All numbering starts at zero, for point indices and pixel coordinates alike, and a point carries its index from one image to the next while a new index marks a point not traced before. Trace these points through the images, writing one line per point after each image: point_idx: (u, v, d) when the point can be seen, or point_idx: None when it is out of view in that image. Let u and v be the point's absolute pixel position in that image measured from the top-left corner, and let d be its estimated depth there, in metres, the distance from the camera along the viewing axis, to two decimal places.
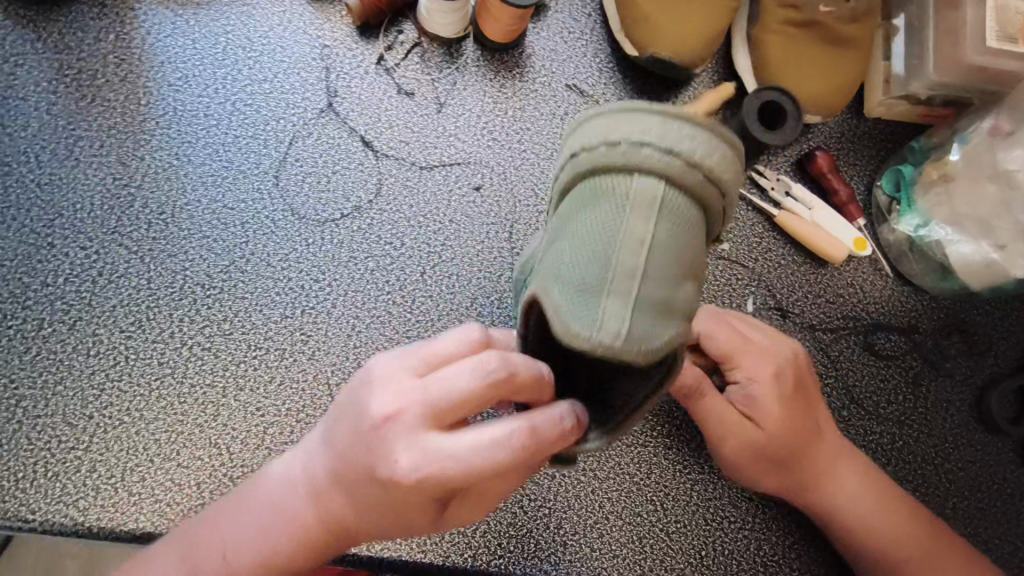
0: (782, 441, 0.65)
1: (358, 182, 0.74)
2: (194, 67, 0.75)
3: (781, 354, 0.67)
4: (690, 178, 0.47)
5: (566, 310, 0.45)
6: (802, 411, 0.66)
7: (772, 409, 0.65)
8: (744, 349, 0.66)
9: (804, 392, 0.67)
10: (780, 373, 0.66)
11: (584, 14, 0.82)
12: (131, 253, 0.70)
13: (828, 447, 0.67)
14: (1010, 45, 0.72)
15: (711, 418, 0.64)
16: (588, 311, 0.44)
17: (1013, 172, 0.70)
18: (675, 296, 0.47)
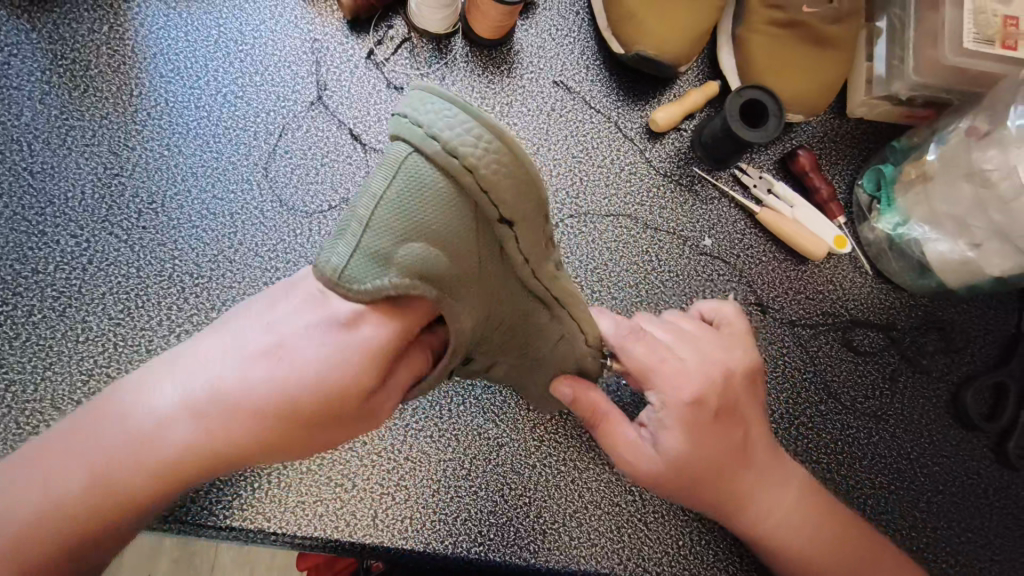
0: (694, 470, 0.59)
1: (345, 175, 0.76)
2: (186, 59, 0.76)
3: (708, 374, 0.60)
4: (496, 201, 0.47)
5: (367, 241, 0.47)
6: (726, 438, 0.60)
7: (685, 439, 0.58)
8: (662, 366, 0.60)
9: (731, 416, 0.61)
10: (701, 400, 0.59)
11: (572, 12, 0.83)
12: (120, 242, 0.71)
13: (748, 470, 0.61)
14: (987, 46, 0.71)
15: (616, 443, 0.60)
16: (377, 264, 0.48)
17: (986, 172, 0.69)
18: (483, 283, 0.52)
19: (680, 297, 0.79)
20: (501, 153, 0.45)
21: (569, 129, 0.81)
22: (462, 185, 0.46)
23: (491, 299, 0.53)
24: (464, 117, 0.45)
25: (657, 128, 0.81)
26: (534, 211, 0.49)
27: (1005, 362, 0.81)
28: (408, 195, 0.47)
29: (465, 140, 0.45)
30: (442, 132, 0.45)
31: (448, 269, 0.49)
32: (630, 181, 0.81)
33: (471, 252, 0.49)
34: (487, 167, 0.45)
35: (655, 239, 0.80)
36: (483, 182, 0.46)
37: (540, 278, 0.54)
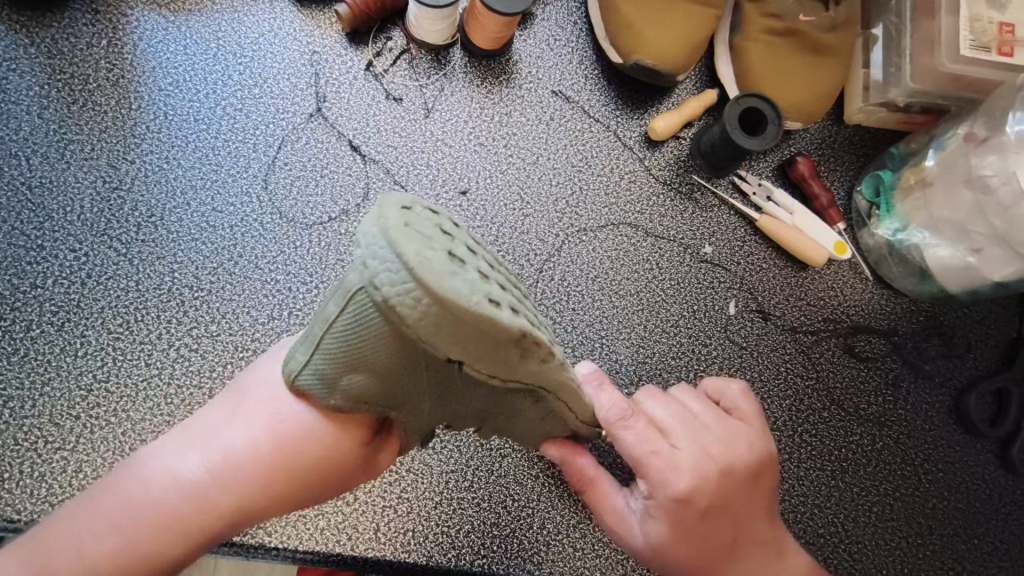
0: (683, 561, 0.59)
1: (344, 187, 0.76)
2: (185, 72, 0.76)
3: (702, 472, 0.57)
4: (434, 350, 0.42)
5: (314, 362, 0.47)
6: (715, 530, 0.58)
7: (670, 534, 0.58)
8: (651, 463, 0.57)
9: (726, 510, 0.58)
10: (688, 500, 0.56)
11: (570, 22, 0.83)
12: (119, 256, 0.71)
13: (748, 554, 0.60)
14: (984, 53, 0.71)
15: (603, 514, 0.62)
16: (322, 384, 0.48)
17: (987, 179, 0.68)
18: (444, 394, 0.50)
19: (680, 305, 0.79)
20: (429, 310, 0.40)
21: (568, 138, 0.81)
22: (401, 332, 0.42)
23: (453, 404, 0.51)
24: (400, 274, 0.40)
25: (656, 136, 0.81)
26: (486, 349, 0.43)
27: (1006, 368, 0.81)
28: (348, 331, 0.44)
29: (403, 300, 0.40)
30: (380, 284, 0.41)
31: (391, 393, 0.48)
32: (629, 189, 0.81)
33: (414, 380, 0.47)
34: (418, 324, 0.41)
35: (655, 248, 0.80)
36: (417, 336, 0.41)
37: (516, 378, 0.47)
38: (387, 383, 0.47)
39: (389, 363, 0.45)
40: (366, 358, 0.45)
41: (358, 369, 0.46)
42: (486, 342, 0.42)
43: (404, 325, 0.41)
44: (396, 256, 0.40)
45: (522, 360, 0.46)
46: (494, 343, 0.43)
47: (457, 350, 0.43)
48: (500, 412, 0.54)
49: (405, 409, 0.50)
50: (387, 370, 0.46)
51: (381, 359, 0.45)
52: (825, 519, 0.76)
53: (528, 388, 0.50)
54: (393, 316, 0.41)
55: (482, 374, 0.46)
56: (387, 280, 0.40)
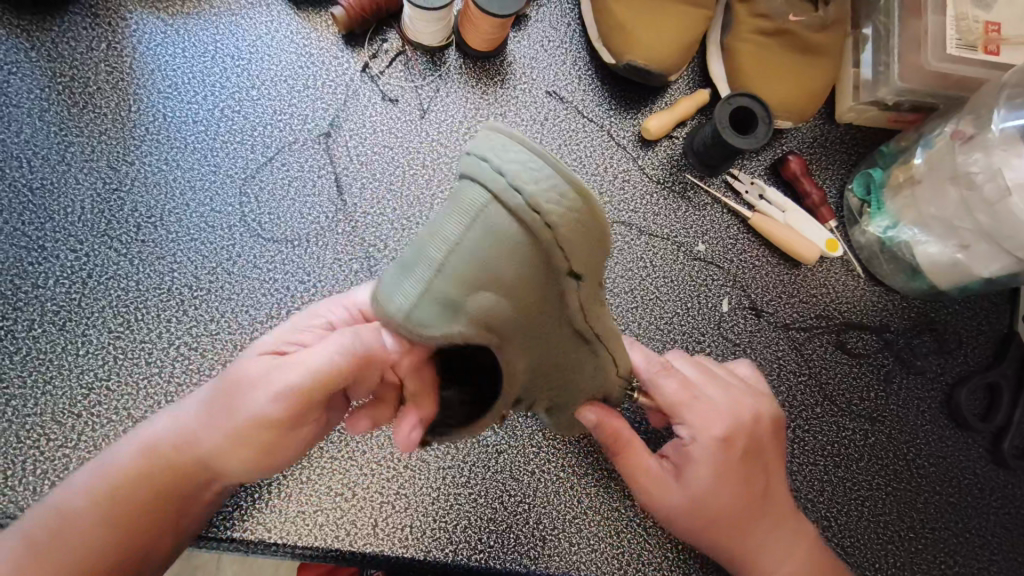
0: (718, 510, 0.62)
1: (341, 187, 0.77)
2: (184, 74, 0.77)
3: (738, 416, 0.63)
4: (568, 253, 0.45)
5: (430, 287, 0.45)
6: (750, 475, 0.62)
7: (710, 478, 0.61)
8: (695, 405, 0.62)
9: (758, 458, 0.63)
10: (730, 440, 0.61)
11: (563, 23, 0.84)
12: (119, 256, 0.72)
13: (768, 516, 0.64)
14: (971, 51, 0.72)
15: (641, 476, 0.63)
16: (441, 314, 0.46)
17: (971, 177, 0.68)
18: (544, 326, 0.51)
19: (674, 303, 0.80)
20: (570, 203, 0.44)
21: (562, 137, 0.82)
22: (535, 237, 0.44)
23: (537, 353, 0.53)
24: (542, 169, 0.43)
25: (649, 136, 0.82)
26: (596, 257, 0.49)
27: (997, 363, 0.82)
28: (479, 244, 0.44)
29: (545, 194, 0.43)
30: (519, 181, 0.43)
31: (503, 324, 0.48)
32: (623, 188, 0.82)
33: (527, 314, 0.49)
34: (562, 219, 0.44)
35: (649, 246, 0.81)
36: (559, 236, 0.44)
37: (588, 321, 0.53)
38: (512, 308, 0.47)
39: (520, 281, 0.46)
40: (502, 272, 0.45)
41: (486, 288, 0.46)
42: (598, 240, 0.47)
43: (542, 222, 0.43)
44: (534, 153, 0.43)
45: (599, 286, 0.52)
46: (600, 245, 0.48)
47: (582, 250, 0.46)
48: (564, 368, 0.57)
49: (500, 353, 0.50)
50: (515, 291, 0.47)
51: (514, 275, 0.46)
52: (819, 512, 0.77)
53: (595, 333, 0.55)
54: (530, 219, 0.43)
55: (581, 297, 0.50)
56: (528, 176, 0.43)
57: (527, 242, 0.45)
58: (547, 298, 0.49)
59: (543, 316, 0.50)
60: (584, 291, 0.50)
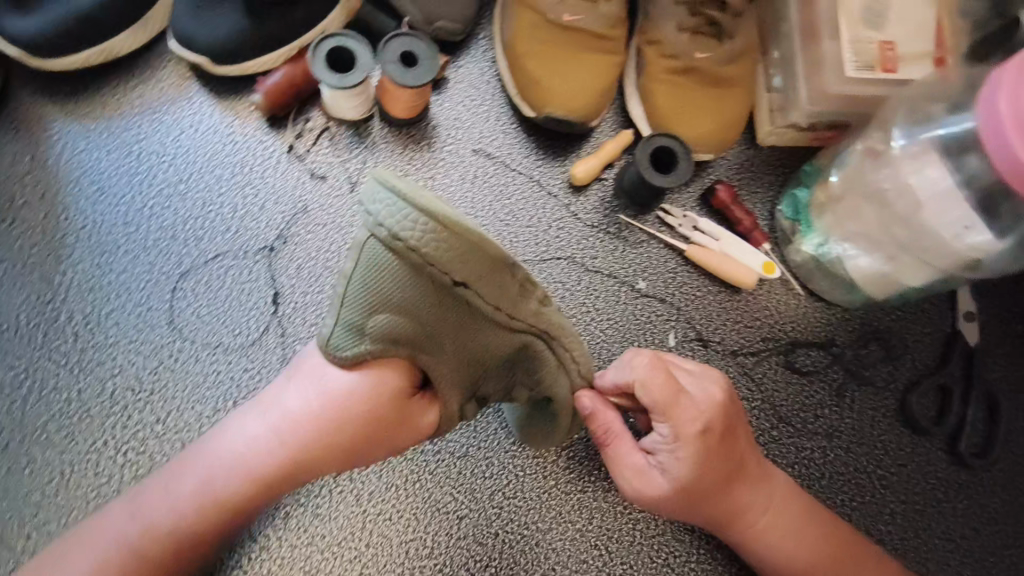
0: (696, 492, 0.62)
1: (277, 270, 0.77)
2: (109, 177, 0.77)
3: (715, 403, 0.62)
4: (443, 270, 0.51)
5: (344, 318, 0.54)
6: (729, 457, 0.63)
7: (691, 466, 0.61)
8: (677, 399, 0.61)
9: (735, 439, 0.64)
10: (711, 428, 0.61)
11: (484, 80, 0.86)
12: (59, 367, 0.72)
13: (747, 484, 0.65)
14: (869, 71, 0.73)
15: (623, 467, 0.63)
16: (350, 335, 0.55)
17: (886, 193, 0.70)
18: (472, 337, 0.57)
19: (621, 344, 0.81)
20: (434, 231, 0.50)
21: (493, 193, 0.83)
22: (411, 262, 0.51)
23: (471, 349, 0.58)
24: (404, 204, 0.49)
25: (578, 182, 0.83)
26: (485, 268, 0.52)
27: (945, 363, 0.83)
28: (369, 273, 0.53)
29: (406, 225, 0.50)
30: (385, 222, 0.50)
31: (419, 334, 0.55)
32: (559, 236, 0.83)
33: (439, 318, 0.55)
34: (427, 245, 0.50)
35: (590, 289, 0.82)
36: (427, 255, 0.50)
37: (521, 317, 0.57)
38: (415, 321, 0.54)
39: (410, 301, 0.53)
40: (391, 295, 0.53)
41: (375, 315, 0.54)
42: (484, 255, 0.52)
43: (408, 246, 0.50)
44: (395, 192, 0.49)
45: (518, 290, 0.56)
46: (490, 260, 0.52)
47: (460, 266, 0.51)
48: (519, 364, 0.62)
49: (430, 352, 0.57)
50: (409, 312, 0.54)
51: (402, 301, 0.53)
52: None
53: (533, 329, 0.58)
54: (400, 249, 0.51)
55: (491, 301, 0.54)
56: (392, 215, 0.50)
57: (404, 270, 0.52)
58: (454, 310, 0.55)
59: (455, 325, 0.56)
60: (492, 295, 0.54)
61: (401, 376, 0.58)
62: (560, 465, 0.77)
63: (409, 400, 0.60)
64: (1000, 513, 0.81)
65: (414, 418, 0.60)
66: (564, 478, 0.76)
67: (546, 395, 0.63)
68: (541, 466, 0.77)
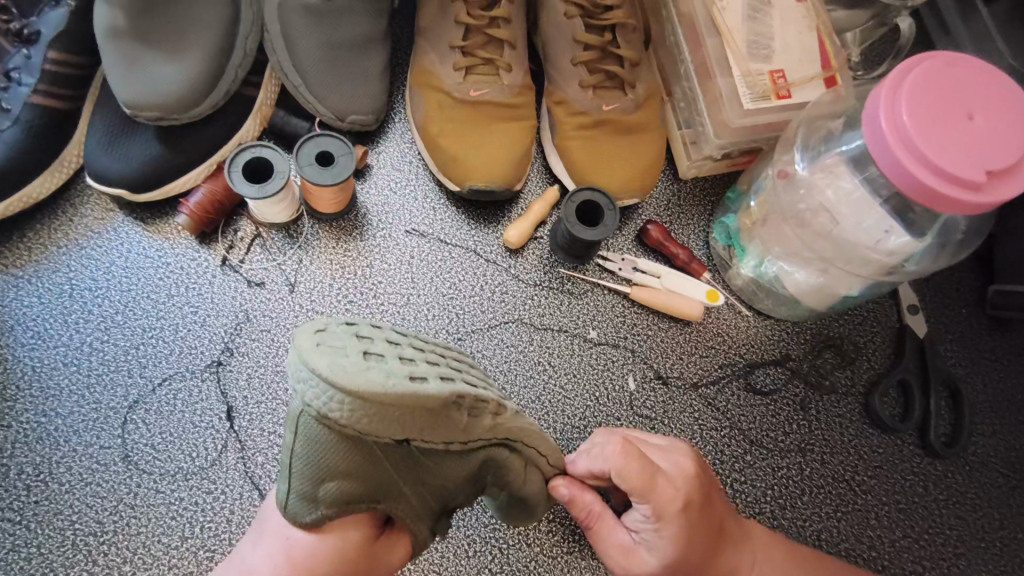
0: (685, 570, 0.60)
1: (227, 384, 0.76)
2: (44, 321, 0.77)
3: (687, 476, 0.62)
4: (383, 434, 0.51)
5: (294, 485, 0.53)
6: (711, 526, 0.62)
7: (677, 543, 0.59)
8: (654, 482, 0.59)
9: (713, 507, 0.63)
10: (690, 502, 0.60)
11: (406, 162, 0.87)
12: (14, 525, 0.70)
13: (733, 547, 0.64)
14: (765, 101, 0.76)
15: (609, 548, 0.63)
16: (305, 502, 0.54)
17: (800, 212, 0.73)
18: (431, 471, 0.56)
19: (584, 396, 0.81)
20: (361, 407, 0.49)
21: (432, 270, 0.84)
22: (348, 435, 0.51)
23: (432, 481, 0.57)
24: (326, 386, 0.49)
25: (512, 246, 0.84)
26: (425, 419, 0.52)
27: (900, 360, 0.85)
28: (310, 450, 0.52)
29: (332, 405, 0.49)
30: (313, 403, 0.50)
31: (370, 488, 0.54)
32: (504, 301, 0.84)
33: (389, 469, 0.54)
34: (357, 420, 0.49)
35: (544, 347, 0.83)
36: (361, 429, 0.50)
37: (474, 437, 0.56)
38: (365, 476, 0.54)
39: (357, 463, 0.53)
40: (336, 463, 0.52)
41: (326, 482, 0.53)
42: (420, 410, 0.51)
43: (340, 423, 0.50)
44: (317, 375, 0.49)
45: (467, 415, 0.55)
46: (429, 408, 0.51)
47: (398, 427, 0.51)
48: (489, 474, 0.61)
49: (390, 499, 0.56)
50: (358, 471, 0.53)
51: (347, 465, 0.53)
52: None
53: (491, 441, 0.58)
54: (333, 425, 0.50)
55: (439, 437, 0.54)
56: (317, 397, 0.49)
57: (344, 439, 0.51)
58: (403, 459, 0.54)
59: (410, 467, 0.55)
60: (443, 434, 0.54)
61: (362, 528, 0.57)
62: (542, 530, 0.75)
63: (372, 549, 0.58)
64: (982, 499, 0.81)
65: (384, 562, 0.59)
66: (549, 543, 0.75)
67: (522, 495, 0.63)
68: (524, 534, 0.75)
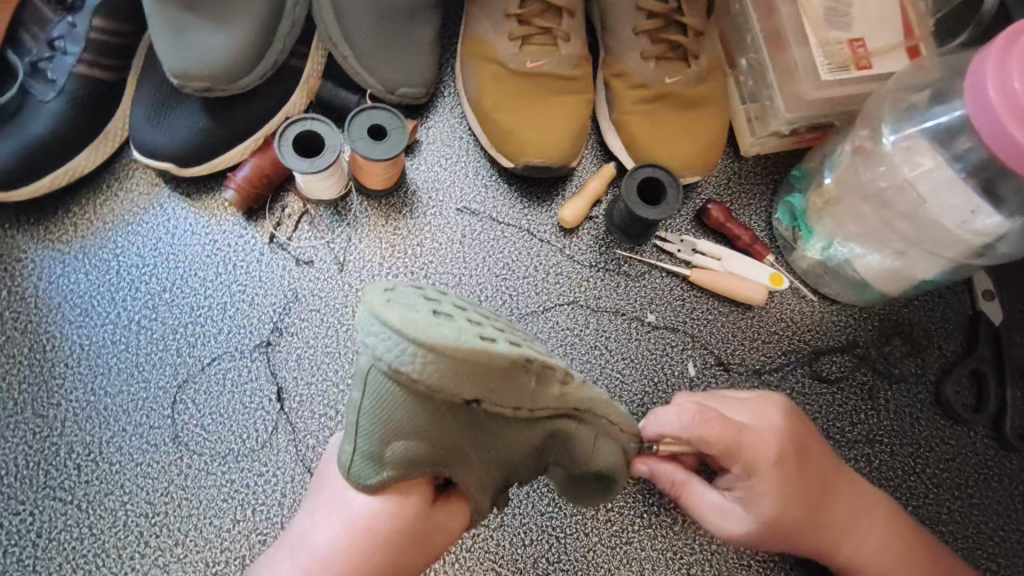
0: (791, 524, 0.58)
1: (277, 365, 0.74)
2: (93, 297, 0.75)
3: (779, 430, 0.59)
4: (456, 393, 0.47)
5: (362, 445, 0.50)
6: (812, 480, 0.59)
7: (780, 496, 0.57)
8: (740, 437, 0.58)
9: (812, 461, 0.60)
10: (786, 454, 0.58)
11: (456, 137, 0.84)
12: (65, 505, 0.69)
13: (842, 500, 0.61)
14: (844, 71, 0.72)
15: (704, 513, 0.60)
16: (372, 463, 0.51)
17: (883, 191, 0.69)
18: (496, 436, 0.53)
19: (641, 382, 0.78)
20: (435, 361, 0.45)
21: (485, 249, 0.81)
22: (419, 392, 0.47)
23: (496, 447, 0.54)
24: (400, 340, 0.45)
25: (567, 225, 0.81)
26: (497, 380, 0.48)
27: (974, 348, 0.80)
28: (378, 407, 0.49)
29: (404, 359, 0.45)
30: (381, 358, 0.46)
31: (435, 451, 0.51)
32: (559, 283, 0.81)
33: (456, 433, 0.51)
34: (429, 375, 0.46)
35: (600, 331, 0.80)
36: (433, 386, 0.46)
37: (542, 404, 0.52)
38: (433, 437, 0.50)
39: (427, 423, 0.49)
40: (405, 421, 0.49)
41: (392, 442, 0.50)
42: (493, 370, 0.47)
43: (411, 379, 0.46)
44: (390, 329, 0.45)
45: (536, 381, 0.51)
46: (502, 369, 0.48)
47: (470, 386, 0.47)
48: (558, 445, 0.57)
49: (454, 464, 0.53)
50: (427, 431, 0.50)
51: (416, 425, 0.49)
52: None
53: (560, 411, 0.54)
54: (403, 381, 0.46)
55: (506, 403, 0.50)
56: (388, 351, 0.46)
57: (415, 395, 0.48)
58: (469, 422, 0.51)
59: (474, 430, 0.52)
60: (510, 398, 0.50)
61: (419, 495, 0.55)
62: (600, 519, 0.73)
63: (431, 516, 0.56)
64: None
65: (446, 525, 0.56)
66: (607, 533, 0.72)
67: (594, 468, 0.58)
68: (582, 524, 0.73)
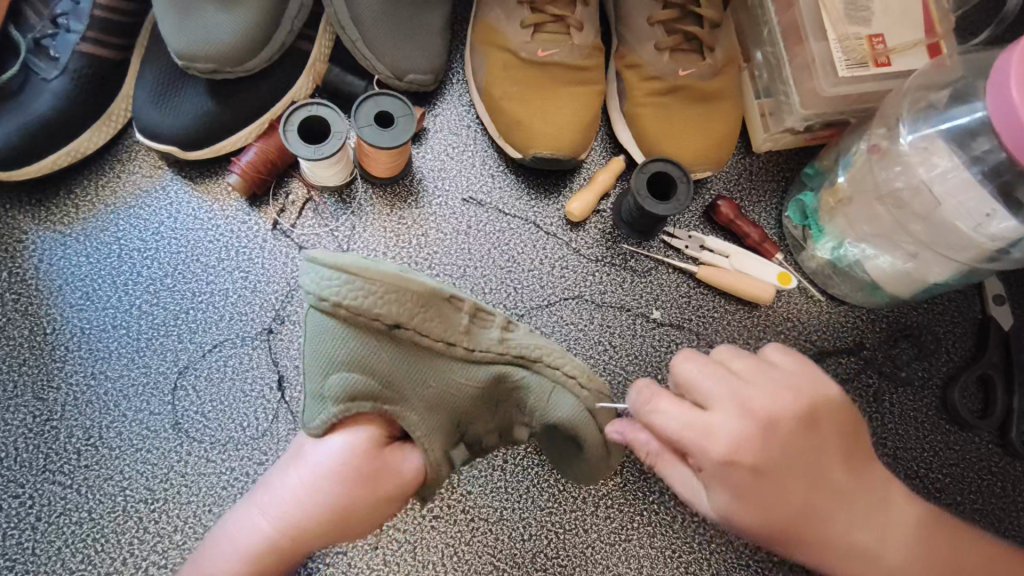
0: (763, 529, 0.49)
1: (278, 352, 0.74)
2: (94, 280, 0.74)
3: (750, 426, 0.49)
4: (379, 316, 0.55)
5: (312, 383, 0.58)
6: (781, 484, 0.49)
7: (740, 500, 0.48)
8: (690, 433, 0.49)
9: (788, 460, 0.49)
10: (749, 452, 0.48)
11: (463, 126, 0.83)
12: (65, 488, 0.69)
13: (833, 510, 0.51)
14: (862, 69, 0.70)
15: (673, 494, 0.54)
16: (319, 402, 0.57)
17: (898, 192, 0.68)
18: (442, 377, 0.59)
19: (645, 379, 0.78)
20: (356, 285, 0.55)
21: (490, 240, 0.80)
22: (348, 321, 0.56)
23: (443, 391, 0.59)
24: (329, 272, 0.55)
25: (575, 219, 0.80)
26: (417, 307, 0.57)
27: (981, 352, 0.79)
28: (318, 342, 0.58)
29: (332, 288, 0.55)
30: (311, 289, 0.55)
31: (380, 385, 0.57)
32: (564, 277, 0.80)
33: (399, 369, 0.58)
34: (349, 297, 0.55)
35: (605, 326, 0.79)
36: (354, 309, 0.55)
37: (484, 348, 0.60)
38: (376, 373, 0.57)
39: (365, 356, 0.57)
40: (346, 352, 0.57)
41: (332, 374, 0.57)
42: (409, 295, 0.56)
43: (336, 305, 0.55)
44: (323, 265, 0.55)
45: (469, 321, 0.60)
46: (419, 296, 0.57)
47: (388, 308, 0.55)
48: (504, 397, 0.63)
49: (397, 403, 0.58)
50: (366, 364, 0.57)
51: (358, 356, 0.57)
52: None
53: (502, 356, 0.61)
54: (331, 309, 0.55)
55: (438, 337, 0.58)
56: (319, 284, 0.55)
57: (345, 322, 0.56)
58: (412, 358, 0.58)
59: (421, 367, 0.58)
60: (441, 330, 0.58)
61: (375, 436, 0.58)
62: (600, 515, 0.72)
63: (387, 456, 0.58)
64: None
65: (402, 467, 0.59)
66: (606, 530, 0.72)
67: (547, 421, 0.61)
68: (581, 520, 0.72)
